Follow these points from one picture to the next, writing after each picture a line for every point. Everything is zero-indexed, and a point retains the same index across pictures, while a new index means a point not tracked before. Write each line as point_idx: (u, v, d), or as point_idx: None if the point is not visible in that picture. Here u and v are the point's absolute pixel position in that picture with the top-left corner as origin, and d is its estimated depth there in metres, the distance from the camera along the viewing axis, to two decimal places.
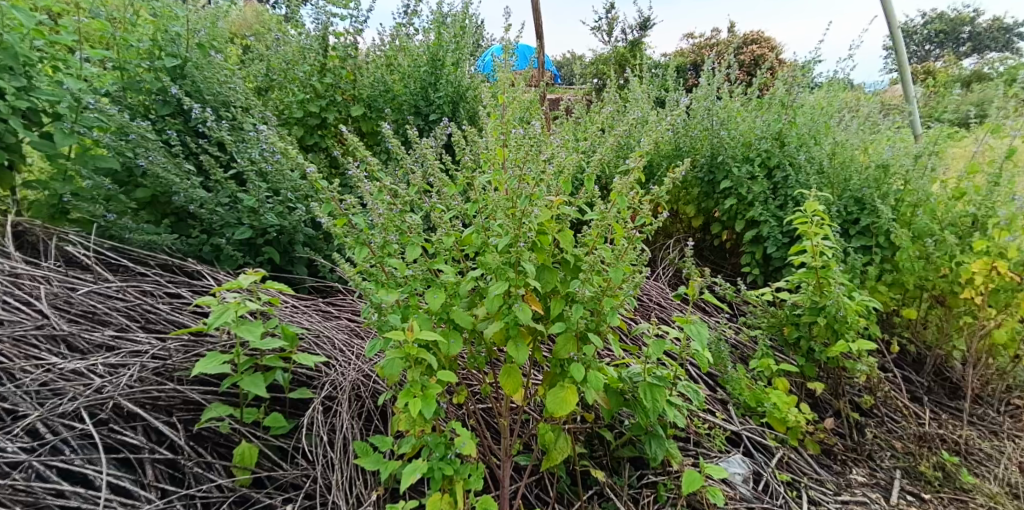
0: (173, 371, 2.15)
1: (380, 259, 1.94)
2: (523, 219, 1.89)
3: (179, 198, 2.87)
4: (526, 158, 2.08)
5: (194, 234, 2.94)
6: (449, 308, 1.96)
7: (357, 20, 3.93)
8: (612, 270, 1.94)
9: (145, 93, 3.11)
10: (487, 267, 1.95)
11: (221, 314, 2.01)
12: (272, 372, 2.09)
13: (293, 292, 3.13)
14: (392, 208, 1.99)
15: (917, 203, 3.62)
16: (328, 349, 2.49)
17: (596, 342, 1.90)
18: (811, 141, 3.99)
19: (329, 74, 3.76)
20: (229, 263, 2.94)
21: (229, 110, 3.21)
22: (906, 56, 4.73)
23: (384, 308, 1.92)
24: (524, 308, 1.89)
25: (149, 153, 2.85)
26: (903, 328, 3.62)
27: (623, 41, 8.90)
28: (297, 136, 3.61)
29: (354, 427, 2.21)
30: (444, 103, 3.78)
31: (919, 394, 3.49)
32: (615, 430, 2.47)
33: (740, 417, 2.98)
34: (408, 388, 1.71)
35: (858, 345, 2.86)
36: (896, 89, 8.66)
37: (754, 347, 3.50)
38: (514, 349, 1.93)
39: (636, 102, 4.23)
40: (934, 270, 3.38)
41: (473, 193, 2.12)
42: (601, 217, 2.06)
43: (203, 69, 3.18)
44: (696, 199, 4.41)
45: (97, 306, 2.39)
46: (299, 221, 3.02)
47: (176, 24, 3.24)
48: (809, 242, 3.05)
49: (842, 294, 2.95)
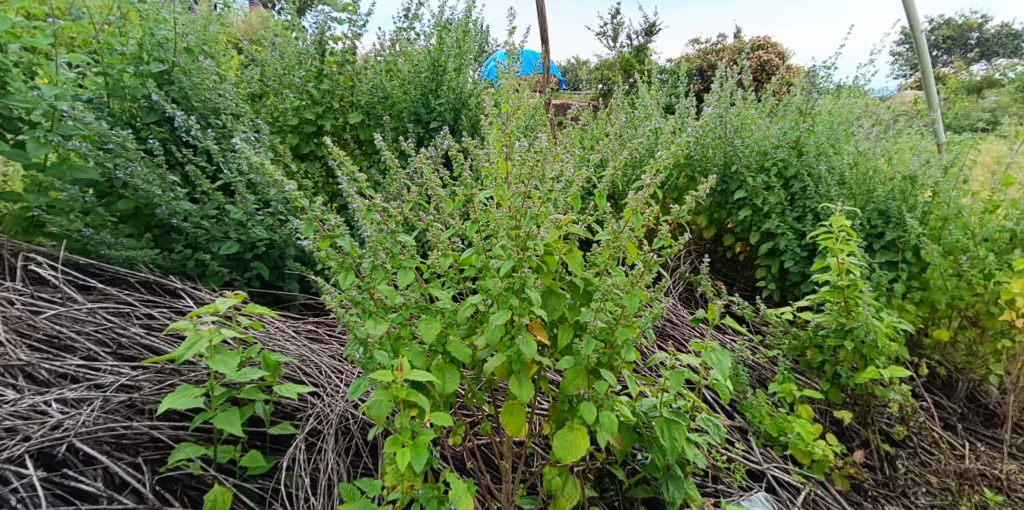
0: (142, 405, 1.98)
1: (368, 284, 1.75)
2: (527, 241, 1.73)
3: (161, 211, 2.68)
4: (533, 172, 1.89)
5: (176, 249, 2.75)
6: (445, 338, 1.77)
7: (356, 24, 3.76)
8: (626, 297, 1.74)
9: (129, 100, 2.90)
10: (487, 293, 1.76)
11: (193, 344, 1.82)
12: (249, 406, 1.89)
13: (282, 310, 2.95)
14: (383, 227, 1.80)
15: (948, 216, 3.41)
16: (314, 376, 2.30)
17: (609, 379, 1.70)
18: (830, 150, 3.80)
19: (326, 79, 3.58)
20: (214, 280, 2.76)
21: (218, 118, 3.03)
22: (929, 60, 4.51)
23: (372, 341, 1.72)
24: (529, 341, 1.69)
25: (130, 164, 2.66)
26: (933, 350, 3.41)
27: (628, 46, 8.70)
28: (291, 144, 3.42)
29: (340, 466, 2.03)
30: (445, 110, 3.60)
31: (953, 422, 3.27)
32: (627, 466, 2.27)
33: (761, 448, 2.78)
34: (395, 436, 1.50)
35: (891, 373, 2.65)
36: (906, 95, 8.45)
37: (773, 369, 3.29)
38: (517, 385, 1.73)
39: (646, 109, 4.04)
40: (968, 289, 3.17)
41: (473, 211, 1.93)
42: (613, 236, 1.87)
43: (191, 74, 3.01)
44: (707, 209, 4.19)
45: (62, 331, 2.21)
46: (290, 235, 2.83)
47: (163, 27, 3.06)
48: (833, 259, 2.84)
49: (871, 316, 2.75)
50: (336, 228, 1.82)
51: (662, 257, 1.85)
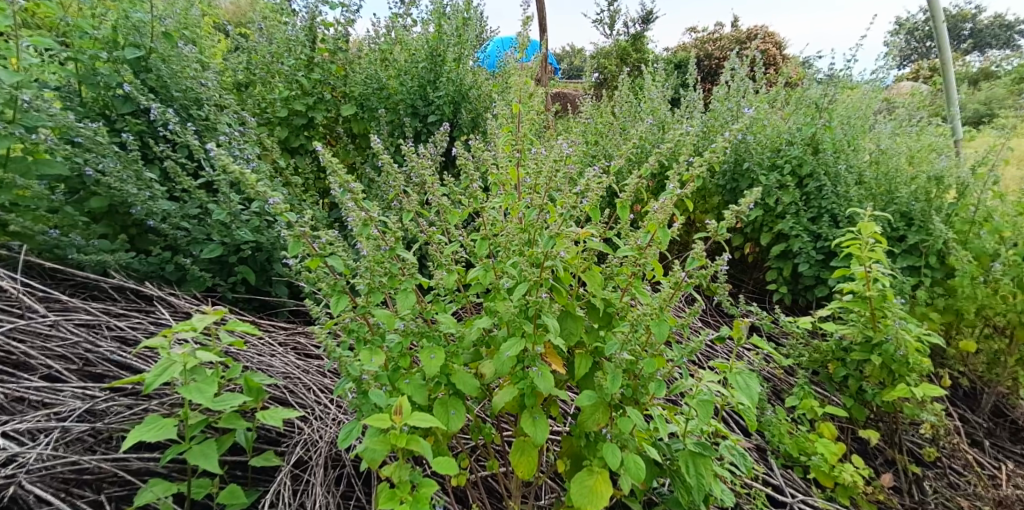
0: (108, 433, 1.79)
1: (363, 310, 1.55)
2: (544, 262, 1.54)
3: (136, 212, 2.44)
4: (549, 182, 1.69)
5: (153, 252, 2.52)
6: (450, 368, 1.58)
7: (349, 10, 3.50)
8: (653, 324, 1.55)
9: (102, 89, 2.63)
10: (498, 318, 1.57)
11: (164, 369, 1.61)
12: (229, 436, 1.70)
13: (270, 317, 2.74)
14: (381, 244, 1.60)
15: (977, 220, 3.23)
16: (301, 397, 2.10)
17: (634, 417, 1.50)
18: (849, 148, 3.61)
19: (317, 68, 3.32)
20: (195, 286, 2.53)
21: (201, 109, 2.79)
22: (950, 55, 4.29)
23: (368, 377, 1.51)
24: (545, 374, 1.50)
25: (101, 159, 2.41)
26: (957, 361, 3.24)
27: (625, 35, 8.42)
28: (279, 138, 3.18)
29: (330, 501, 1.84)
30: (444, 104, 3.34)
31: (978, 438, 3.12)
32: (644, 496, 2.09)
33: (781, 469, 2.62)
34: (392, 490, 1.31)
35: (924, 391, 2.48)
36: (904, 86, 8.27)
37: (790, 381, 3.12)
38: (530, 423, 1.54)
39: (655, 102, 3.81)
40: (1000, 299, 2.99)
41: (481, 223, 1.73)
42: (638, 253, 1.69)
43: (170, 62, 2.76)
44: (716, 207, 3.89)
45: (19, 348, 1.99)
46: (277, 238, 2.60)
47: (139, 10, 2.80)
48: (859, 267, 2.64)
49: (902, 329, 2.57)
50: (328, 245, 1.60)
51: (694, 278, 1.66)
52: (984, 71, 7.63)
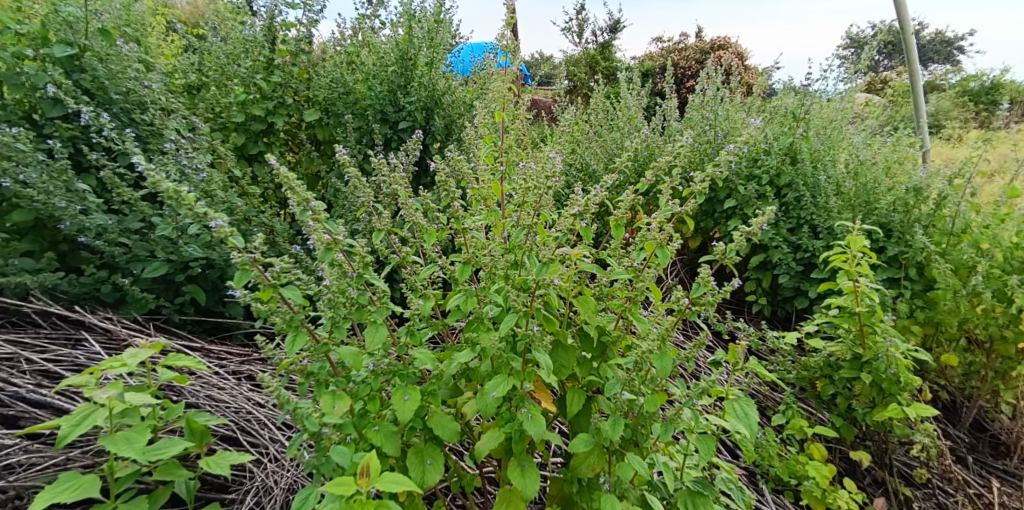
0: (16, 491, 1.54)
1: (325, 346, 1.37)
2: (535, 290, 1.39)
3: (66, 227, 2.17)
4: (538, 199, 1.53)
5: (86, 271, 2.24)
6: (426, 411, 1.39)
7: (311, 10, 3.27)
8: (656, 359, 1.40)
9: (29, 90, 2.34)
10: (482, 352, 1.39)
11: (84, 417, 1.38)
12: (168, 488, 1.48)
13: (222, 341, 2.48)
14: (347, 271, 1.42)
15: (957, 232, 3.17)
16: (254, 437, 1.87)
17: (634, 463, 1.36)
18: (827, 158, 3.54)
19: (277, 71, 3.08)
20: (135, 308, 2.26)
21: (145, 113, 2.53)
22: (920, 67, 4.27)
23: (329, 430, 1.31)
24: (535, 417, 1.32)
25: (24, 169, 2.13)
26: (939, 375, 3.19)
27: (593, 43, 8.32)
28: (235, 144, 2.93)
29: None
30: (415, 110, 3.12)
31: (962, 454, 3.07)
32: None
33: (772, 494, 2.50)
34: None
35: (917, 412, 2.38)
36: (863, 98, 8.43)
37: (777, 398, 3.01)
38: (518, 472, 1.36)
39: (632, 110, 3.68)
40: (981, 311, 2.93)
41: (461, 245, 1.56)
42: (634, 276, 1.55)
43: (109, 61, 2.49)
44: (695, 217, 3.74)
45: None
46: (229, 254, 2.35)
47: (72, 3, 2.53)
48: (848, 281, 2.51)
49: (892, 347, 2.47)
50: (283, 273, 1.39)
51: (697, 304, 1.53)
52: (939, 84, 7.82)
